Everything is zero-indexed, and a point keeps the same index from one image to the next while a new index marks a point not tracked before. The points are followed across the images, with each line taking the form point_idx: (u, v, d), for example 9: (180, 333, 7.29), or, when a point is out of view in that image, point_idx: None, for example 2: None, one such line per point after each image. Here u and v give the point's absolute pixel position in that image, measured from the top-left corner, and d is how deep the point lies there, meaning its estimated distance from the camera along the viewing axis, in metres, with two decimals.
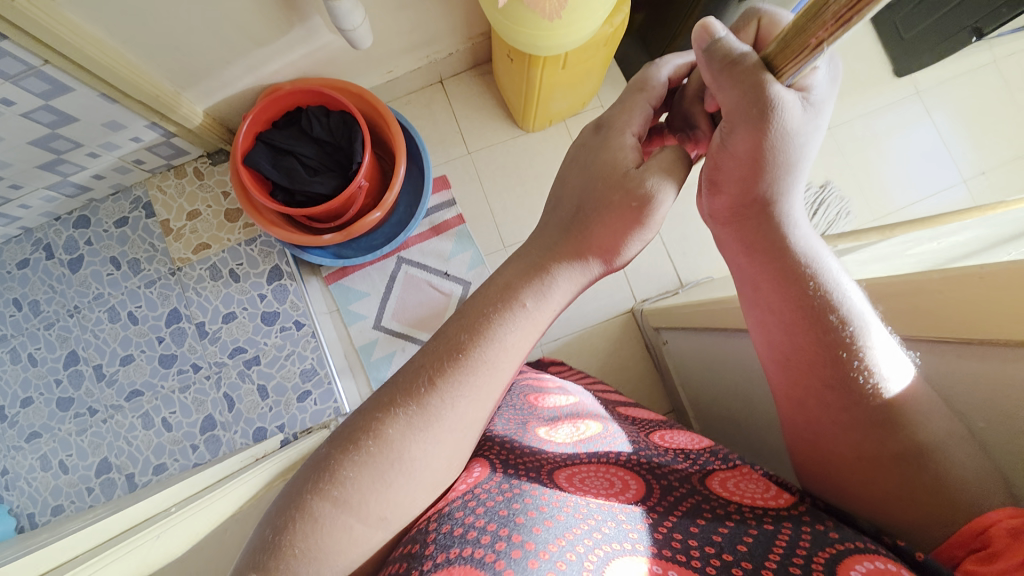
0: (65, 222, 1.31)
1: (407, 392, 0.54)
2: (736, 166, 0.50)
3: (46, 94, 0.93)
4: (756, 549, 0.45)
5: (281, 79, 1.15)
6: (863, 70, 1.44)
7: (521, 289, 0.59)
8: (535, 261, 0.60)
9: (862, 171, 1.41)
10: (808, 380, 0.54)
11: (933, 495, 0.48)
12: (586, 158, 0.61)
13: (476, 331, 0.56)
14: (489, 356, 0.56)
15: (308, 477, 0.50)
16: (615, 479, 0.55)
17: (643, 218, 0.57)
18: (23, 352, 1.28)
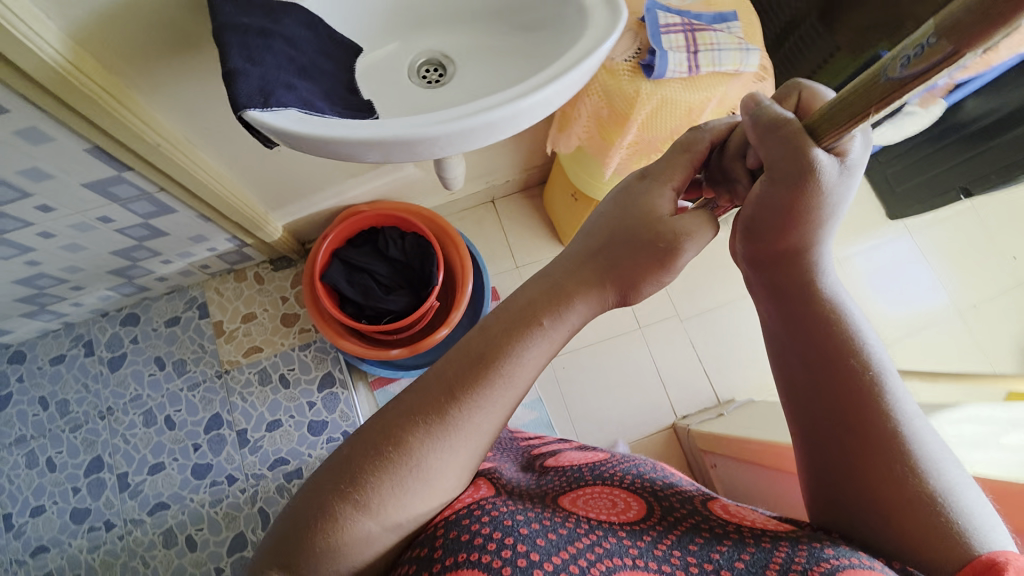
0: (112, 318, 1.29)
1: (425, 398, 0.48)
2: (771, 218, 0.43)
3: (149, 214, 0.96)
4: (753, 563, 0.41)
5: (358, 200, 1.23)
6: (862, 213, 1.65)
7: (541, 309, 0.50)
8: (554, 282, 0.51)
9: (869, 301, 1.57)
10: (811, 377, 0.45)
11: (924, 507, 0.39)
12: (627, 199, 0.52)
13: (498, 348, 0.49)
14: (507, 372, 0.49)
15: (332, 479, 0.46)
16: (618, 499, 0.54)
17: (670, 264, 0.50)
18: (41, 456, 1.20)
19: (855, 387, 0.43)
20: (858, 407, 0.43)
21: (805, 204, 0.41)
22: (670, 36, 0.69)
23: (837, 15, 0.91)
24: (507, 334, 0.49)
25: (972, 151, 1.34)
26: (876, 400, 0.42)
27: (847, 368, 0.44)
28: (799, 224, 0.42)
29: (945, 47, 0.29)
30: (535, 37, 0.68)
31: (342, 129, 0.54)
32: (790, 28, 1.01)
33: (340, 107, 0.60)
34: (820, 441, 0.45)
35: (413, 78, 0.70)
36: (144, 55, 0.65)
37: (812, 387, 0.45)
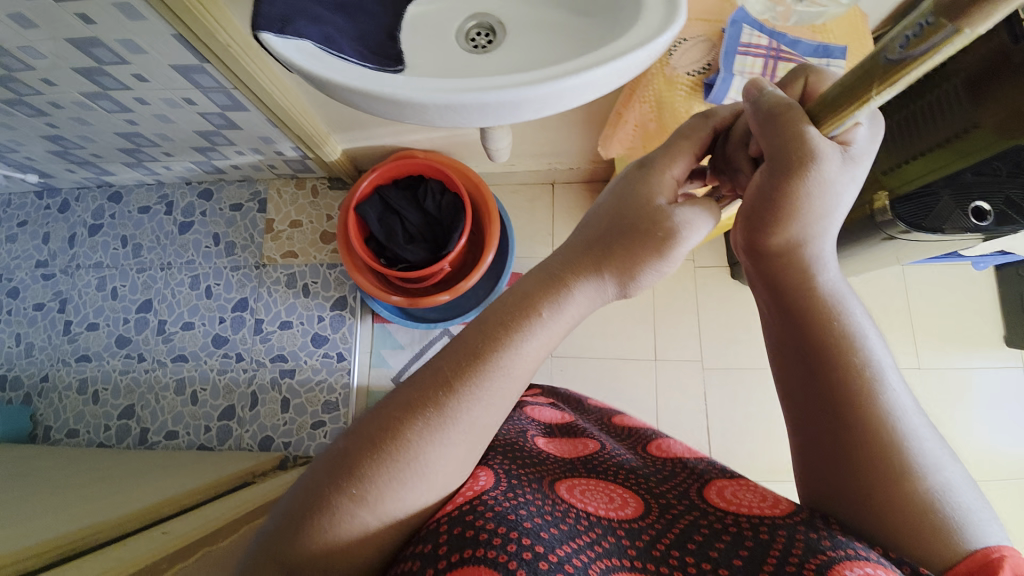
0: (192, 189, 1.45)
1: (418, 391, 0.45)
2: (769, 211, 0.42)
3: (225, 107, 1.04)
4: (752, 560, 0.42)
5: (416, 146, 1.24)
6: (972, 325, 1.37)
7: (539, 298, 0.47)
8: (551, 270, 0.49)
9: (940, 426, 1.32)
10: (811, 398, 0.46)
11: (929, 514, 0.41)
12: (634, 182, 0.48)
13: (496, 336, 0.46)
14: (509, 364, 0.46)
15: (325, 475, 0.43)
16: (614, 495, 0.52)
17: (670, 251, 0.46)
18: (109, 284, 1.42)
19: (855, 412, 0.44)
20: (855, 426, 0.44)
21: (801, 195, 0.40)
22: (747, 58, 0.59)
23: (992, 88, 0.70)
24: (508, 319, 0.46)
25: None
26: (873, 417, 0.43)
27: (847, 385, 0.44)
28: (792, 216, 0.41)
29: (945, 26, 0.27)
30: (591, 26, 0.61)
31: (338, 71, 0.53)
32: (919, 88, 0.79)
33: (367, 51, 0.59)
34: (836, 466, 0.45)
35: (460, 39, 0.67)
36: None
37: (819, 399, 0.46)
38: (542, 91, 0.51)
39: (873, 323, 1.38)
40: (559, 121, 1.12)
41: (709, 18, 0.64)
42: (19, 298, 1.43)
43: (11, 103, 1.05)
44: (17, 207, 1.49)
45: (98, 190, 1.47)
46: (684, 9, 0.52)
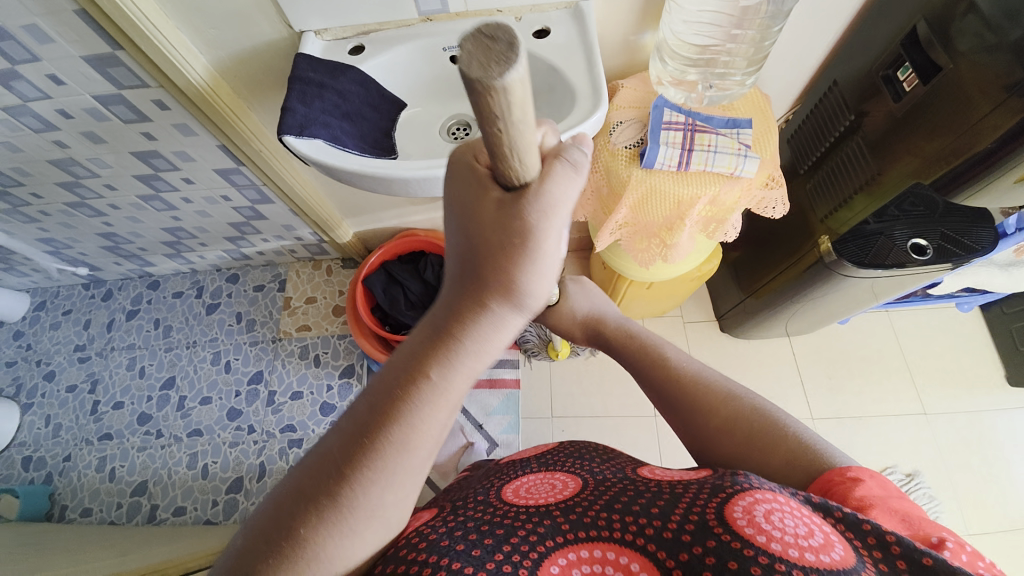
0: (222, 274, 1.63)
1: (304, 488, 0.39)
2: (497, 258, 0.35)
3: (256, 200, 1.23)
4: (665, 508, 0.46)
5: (417, 225, 1.41)
6: (971, 367, 1.37)
7: (426, 360, 0.38)
8: (432, 326, 0.38)
9: (960, 470, 1.27)
10: (673, 408, 0.63)
11: (799, 445, 0.52)
12: (447, 196, 0.38)
13: (390, 412, 0.39)
14: (433, 400, 0.39)
15: (261, 536, 0.39)
16: (557, 483, 0.57)
17: (534, 265, 0.35)
18: (139, 363, 1.54)
19: (710, 399, 0.59)
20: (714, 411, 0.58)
21: (532, 231, 0.34)
22: (669, 132, 0.72)
23: (891, 142, 0.80)
24: (418, 362, 0.39)
25: None
26: (712, 387, 0.60)
27: (690, 384, 0.61)
28: (519, 269, 0.35)
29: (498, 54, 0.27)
30: (542, 117, 0.77)
31: (343, 161, 0.69)
32: (836, 146, 0.91)
33: (366, 145, 0.75)
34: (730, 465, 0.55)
35: (442, 134, 0.84)
36: (259, 87, 0.88)
37: (680, 410, 0.62)
38: None
39: (869, 368, 1.39)
40: None
41: (639, 105, 0.79)
42: (53, 381, 1.55)
43: (77, 207, 1.25)
44: (66, 297, 1.67)
45: (140, 279, 1.66)
46: (605, 97, 0.67)
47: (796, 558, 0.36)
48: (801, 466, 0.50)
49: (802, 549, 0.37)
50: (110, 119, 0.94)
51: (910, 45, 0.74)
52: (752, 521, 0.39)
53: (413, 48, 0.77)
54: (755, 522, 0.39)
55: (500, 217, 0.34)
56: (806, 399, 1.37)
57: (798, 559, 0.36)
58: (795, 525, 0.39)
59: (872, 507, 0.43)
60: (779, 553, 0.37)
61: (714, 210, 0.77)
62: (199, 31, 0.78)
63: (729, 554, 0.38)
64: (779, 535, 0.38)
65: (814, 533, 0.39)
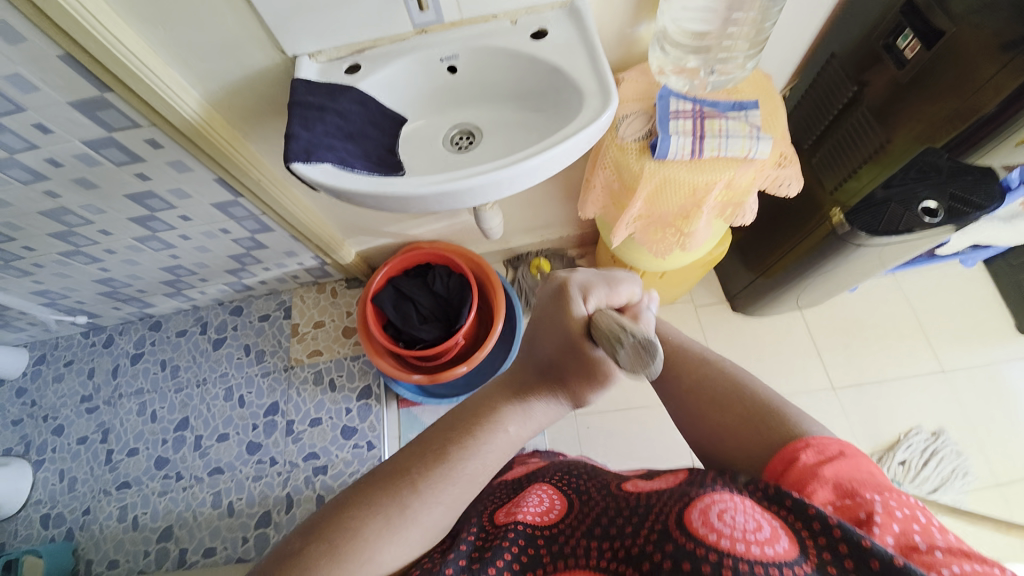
0: (224, 308, 1.60)
1: (376, 487, 0.44)
2: (576, 369, 0.45)
3: (255, 230, 1.21)
4: (636, 524, 0.43)
5: (420, 238, 1.39)
6: (983, 320, 1.39)
7: (504, 406, 0.47)
8: (511, 385, 0.49)
9: (983, 424, 1.28)
10: (653, 379, 0.57)
11: (768, 420, 0.47)
12: (541, 308, 0.49)
13: (466, 435, 0.46)
14: (503, 439, 0.47)
15: (321, 528, 0.41)
16: (545, 499, 0.53)
17: (604, 380, 0.45)
18: (149, 407, 1.51)
19: (692, 369, 0.53)
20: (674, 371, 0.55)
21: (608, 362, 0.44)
22: (678, 122, 0.71)
23: (897, 108, 0.82)
24: (495, 402, 0.48)
25: None
26: (698, 359, 0.54)
27: (672, 355, 0.55)
28: (591, 380, 0.45)
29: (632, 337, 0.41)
30: (550, 119, 0.76)
31: (354, 184, 0.67)
32: (839, 117, 0.92)
33: (373, 165, 0.74)
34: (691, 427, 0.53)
35: (446, 145, 0.83)
36: (253, 117, 0.87)
37: (658, 375, 0.57)
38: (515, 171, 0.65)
39: (883, 332, 1.40)
40: (543, 199, 1.27)
41: (643, 97, 0.78)
42: (63, 434, 1.51)
43: (72, 255, 1.22)
44: (66, 348, 1.63)
45: (141, 322, 1.63)
46: (615, 95, 0.66)
47: (743, 552, 0.35)
48: (770, 440, 0.46)
49: (747, 542, 0.35)
50: (102, 163, 0.91)
51: (910, 12, 0.75)
52: (709, 525, 0.37)
53: (410, 61, 0.75)
54: (708, 528, 0.37)
55: (591, 360, 0.44)
56: (825, 369, 1.38)
57: (744, 553, 0.35)
58: (744, 522, 0.37)
59: (812, 483, 0.41)
60: (727, 549, 0.35)
61: (730, 193, 0.77)
62: (189, 65, 0.76)
63: (683, 557, 0.37)
64: (728, 531, 0.36)
65: (765, 527, 0.37)
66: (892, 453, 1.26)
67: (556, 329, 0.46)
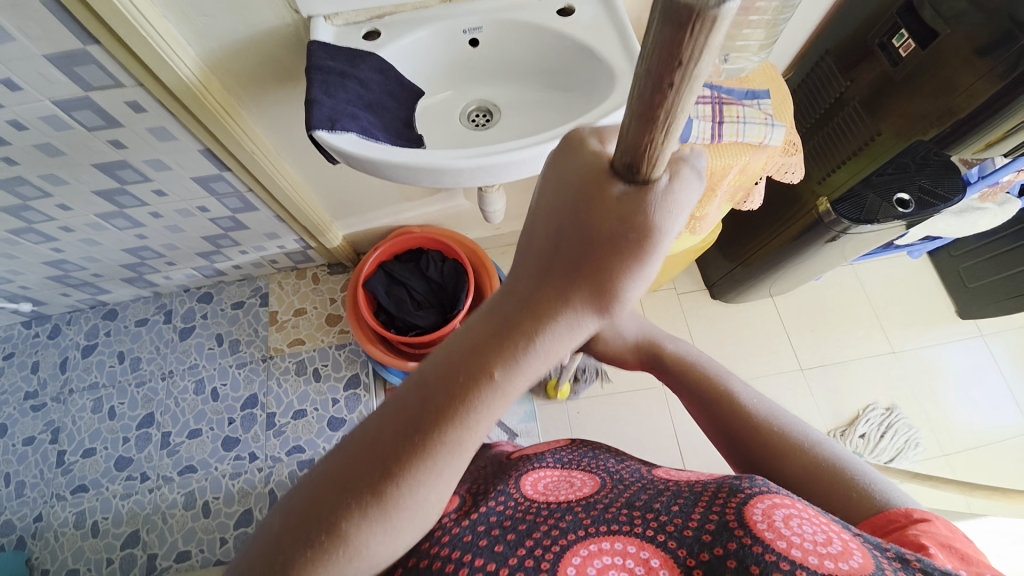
0: (191, 295, 1.49)
1: (345, 475, 0.36)
2: (600, 246, 0.30)
3: (237, 209, 1.13)
4: (685, 507, 0.43)
5: (411, 222, 1.35)
6: (928, 305, 1.54)
7: (492, 348, 0.33)
8: (503, 310, 0.33)
9: (928, 399, 1.43)
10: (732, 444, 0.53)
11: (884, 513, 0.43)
12: (549, 174, 0.32)
13: (445, 399, 0.34)
14: (496, 393, 0.34)
15: (298, 520, 0.36)
16: (576, 479, 0.53)
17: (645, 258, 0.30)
18: (106, 403, 1.38)
19: (771, 438, 0.50)
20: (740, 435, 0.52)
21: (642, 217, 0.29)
22: (699, 106, 0.73)
23: (884, 102, 0.89)
24: (480, 348, 0.34)
25: None
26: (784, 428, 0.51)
27: (756, 423, 0.52)
28: (622, 259, 0.30)
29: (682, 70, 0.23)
30: (574, 100, 0.77)
31: (380, 152, 0.64)
32: (829, 111, 0.99)
33: (393, 137, 0.71)
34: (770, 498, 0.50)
35: (463, 121, 0.81)
36: (251, 83, 0.81)
37: (737, 440, 0.53)
38: (552, 146, 0.64)
39: (844, 317, 1.52)
40: None
41: None
42: (4, 435, 1.36)
43: (21, 233, 1.09)
44: (3, 339, 1.46)
45: (93, 310, 1.48)
46: None
47: (816, 566, 0.33)
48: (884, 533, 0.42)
49: (822, 556, 0.33)
50: (73, 127, 0.82)
51: (905, 13, 0.82)
52: (772, 525, 0.36)
53: (434, 31, 0.73)
54: (773, 526, 0.36)
55: (622, 222, 0.29)
56: (796, 352, 1.48)
57: (817, 567, 0.33)
58: (812, 533, 0.35)
59: (926, 538, 0.37)
60: (797, 560, 0.33)
61: (742, 178, 0.80)
62: (190, 19, 0.70)
63: (750, 559, 0.35)
64: (797, 540, 0.35)
65: (833, 540, 0.35)
66: (854, 428, 1.38)
67: (567, 193, 0.31)
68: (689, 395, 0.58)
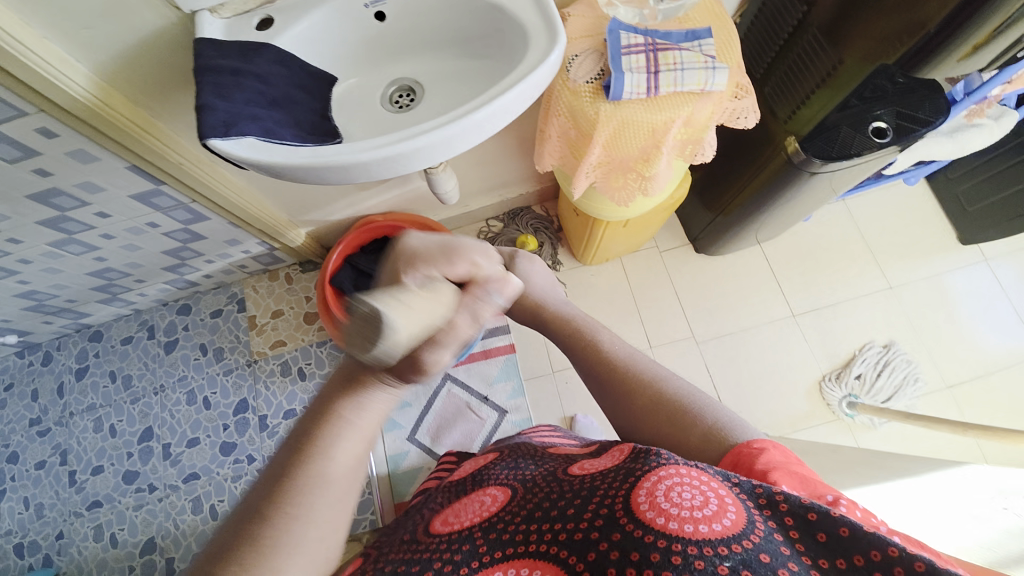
0: (170, 308, 1.49)
1: (223, 537, 0.40)
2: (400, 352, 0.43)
3: (188, 220, 1.10)
4: (579, 505, 0.44)
5: (373, 211, 1.31)
6: (926, 234, 1.47)
7: (338, 404, 0.45)
8: (343, 380, 0.46)
9: (928, 332, 1.38)
10: (596, 387, 0.59)
11: (711, 433, 0.49)
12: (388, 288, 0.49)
13: (305, 444, 0.43)
14: (351, 429, 0.44)
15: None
16: (486, 495, 0.56)
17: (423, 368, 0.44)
18: (106, 422, 1.41)
19: (628, 381, 0.55)
20: (606, 378, 0.57)
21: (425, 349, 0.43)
22: (631, 57, 0.67)
23: (845, 26, 0.82)
24: (326, 404, 0.45)
25: None
26: (639, 369, 0.56)
27: (617, 368, 0.57)
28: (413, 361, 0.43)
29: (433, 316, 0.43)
30: (495, 67, 0.71)
31: (283, 155, 0.60)
32: (789, 43, 0.91)
33: (305, 134, 0.67)
34: (621, 427, 0.56)
35: (385, 104, 0.76)
36: (158, 91, 0.76)
37: (600, 383, 0.58)
38: (465, 124, 0.59)
39: (836, 257, 1.46)
40: (497, 155, 1.21)
41: (592, 34, 0.73)
42: (18, 461, 1.41)
43: None
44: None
45: (79, 334, 1.49)
46: (563, 30, 0.61)
47: (693, 532, 0.36)
48: (711, 450, 0.48)
49: (695, 521, 0.37)
50: None
51: None
52: (654, 504, 0.39)
53: (331, 10, 0.67)
54: (658, 509, 0.38)
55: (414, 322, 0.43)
56: (786, 299, 1.43)
57: (693, 535, 0.36)
58: (691, 498, 0.38)
59: (775, 472, 0.42)
60: (676, 533, 0.36)
61: (688, 130, 0.74)
62: (70, 32, 0.65)
63: (630, 547, 0.37)
64: (676, 513, 0.38)
65: (710, 501, 0.38)
66: (850, 369, 1.34)
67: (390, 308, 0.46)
68: (568, 351, 0.63)
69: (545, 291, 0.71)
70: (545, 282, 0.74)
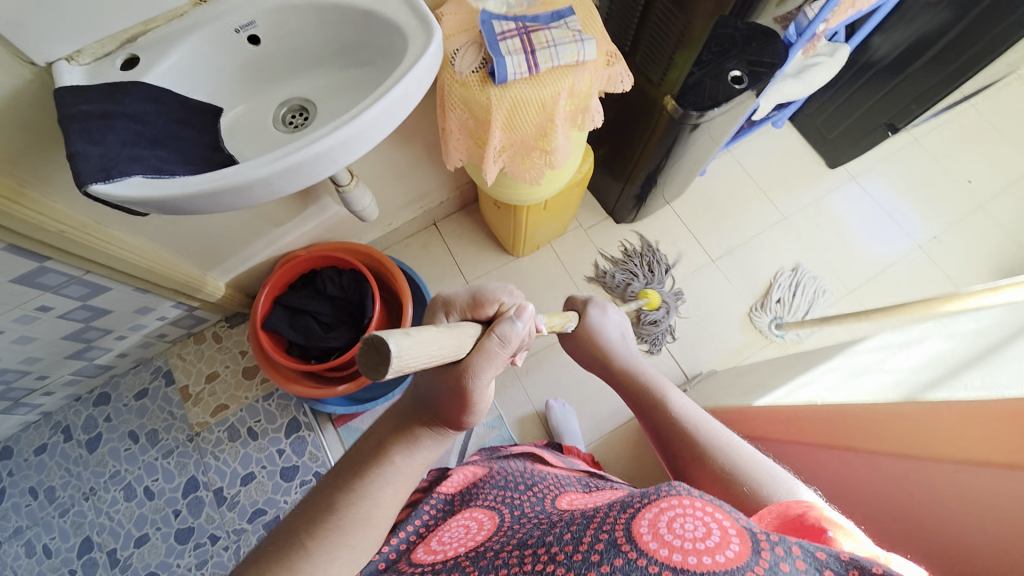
0: (86, 401, 1.34)
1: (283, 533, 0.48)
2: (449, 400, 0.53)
3: (85, 295, 1.00)
4: (575, 531, 0.46)
5: (294, 247, 1.27)
6: (803, 165, 1.66)
7: (392, 443, 0.54)
8: (401, 419, 0.55)
9: (825, 249, 1.56)
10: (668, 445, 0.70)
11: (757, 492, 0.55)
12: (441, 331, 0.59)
13: (363, 464, 0.52)
14: (403, 464, 0.54)
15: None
16: (472, 524, 0.58)
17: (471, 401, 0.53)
18: (38, 543, 1.23)
19: (696, 443, 0.65)
20: (668, 428, 0.71)
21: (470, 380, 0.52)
22: (507, 42, 0.72)
23: None
24: (390, 435, 0.55)
25: (890, 83, 1.41)
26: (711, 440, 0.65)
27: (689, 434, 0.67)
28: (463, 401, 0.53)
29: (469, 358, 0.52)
30: (381, 70, 0.73)
31: (175, 186, 0.57)
32: (646, 12, 0.99)
33: (199, 166, 0.64)
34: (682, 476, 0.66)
35: (279, 126, 0.75)
36: (25, 155, 0.70)
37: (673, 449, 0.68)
38: (359, 125, 0.60)
39: (736, 201, 1.61)
40: (409, 166, 1.23)
41: (467, 28, 0.77)
42: None
43: None
44: None
45: None
46: (435, 24, 0.64)
47: (695, 565, 0.38)
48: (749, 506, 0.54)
49: (698, 554, 0.39)
50: None
51: None
52: (656, 535, 0.41)
53: (201, 39, 0.66)
54: (660, 539, 0.41)
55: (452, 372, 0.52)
56: (703, 247, 1.55)
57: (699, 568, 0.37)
58: (693, 530, 0.41)
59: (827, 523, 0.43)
60: (681, 566, 0.38)
61: (575, 101, 0.80)
62: None
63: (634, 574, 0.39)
64: (679, 545, 0.40)
65: (712, 533, 0.40)
66: (770, 296, 1.48)
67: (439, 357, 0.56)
68: (653, 417, 0.74)
69: (632, 355, 0.87)
70: (616, 333, 0.93)
